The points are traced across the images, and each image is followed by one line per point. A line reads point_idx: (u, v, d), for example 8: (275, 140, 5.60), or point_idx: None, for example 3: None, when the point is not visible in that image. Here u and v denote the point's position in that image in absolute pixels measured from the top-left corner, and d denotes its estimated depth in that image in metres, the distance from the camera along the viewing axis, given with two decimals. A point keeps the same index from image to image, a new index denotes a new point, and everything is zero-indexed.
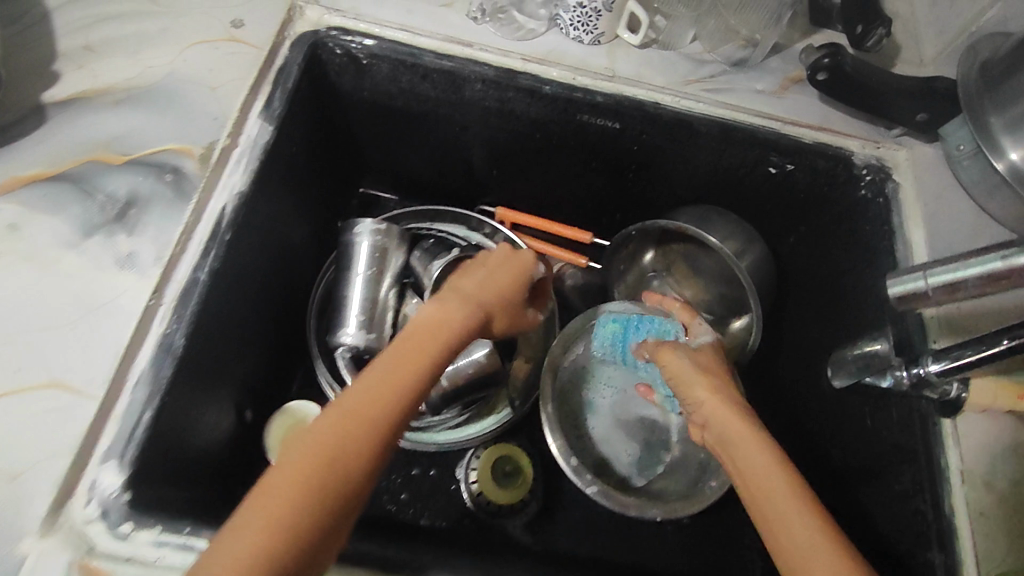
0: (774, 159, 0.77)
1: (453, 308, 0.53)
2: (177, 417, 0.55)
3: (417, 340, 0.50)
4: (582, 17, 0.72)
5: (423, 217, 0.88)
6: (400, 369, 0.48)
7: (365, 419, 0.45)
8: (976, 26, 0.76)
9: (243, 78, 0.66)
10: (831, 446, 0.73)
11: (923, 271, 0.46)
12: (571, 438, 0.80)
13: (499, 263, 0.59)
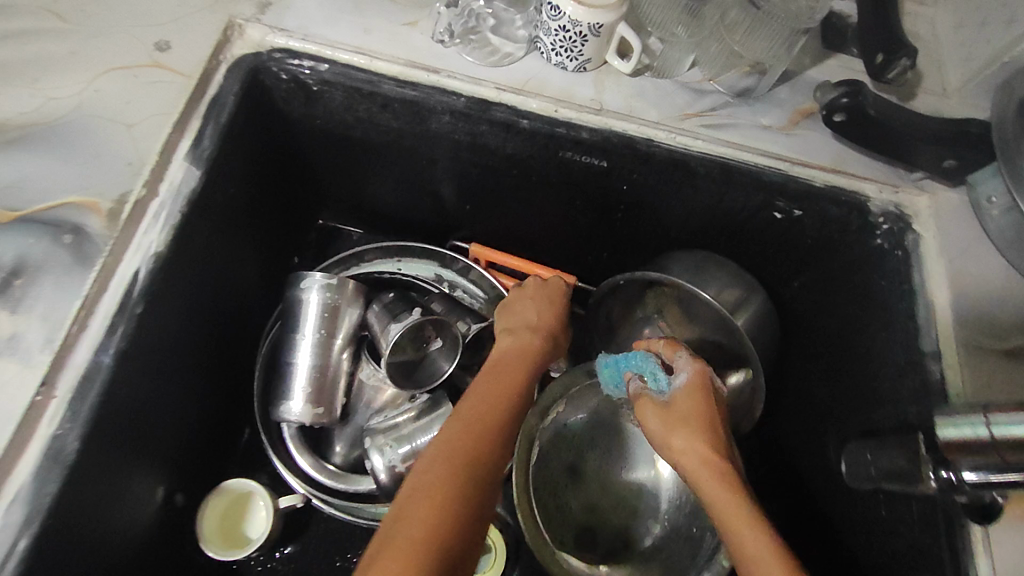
0: (780, 205, 0.68)
1: (530, 332, 0.66)
2: (74, 526, 0.47)
3: (509, 366, 0.61)
4: (565, 42, 0.63)
5: (388, 255, 0.78)
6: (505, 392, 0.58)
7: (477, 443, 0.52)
8: (1010, 56, 0.67)
9: (167, 113, 0.56)
10: (845, 528, 0.68)
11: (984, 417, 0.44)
12: (554, 511, 0.74)
13: (542, 292, 0.72)
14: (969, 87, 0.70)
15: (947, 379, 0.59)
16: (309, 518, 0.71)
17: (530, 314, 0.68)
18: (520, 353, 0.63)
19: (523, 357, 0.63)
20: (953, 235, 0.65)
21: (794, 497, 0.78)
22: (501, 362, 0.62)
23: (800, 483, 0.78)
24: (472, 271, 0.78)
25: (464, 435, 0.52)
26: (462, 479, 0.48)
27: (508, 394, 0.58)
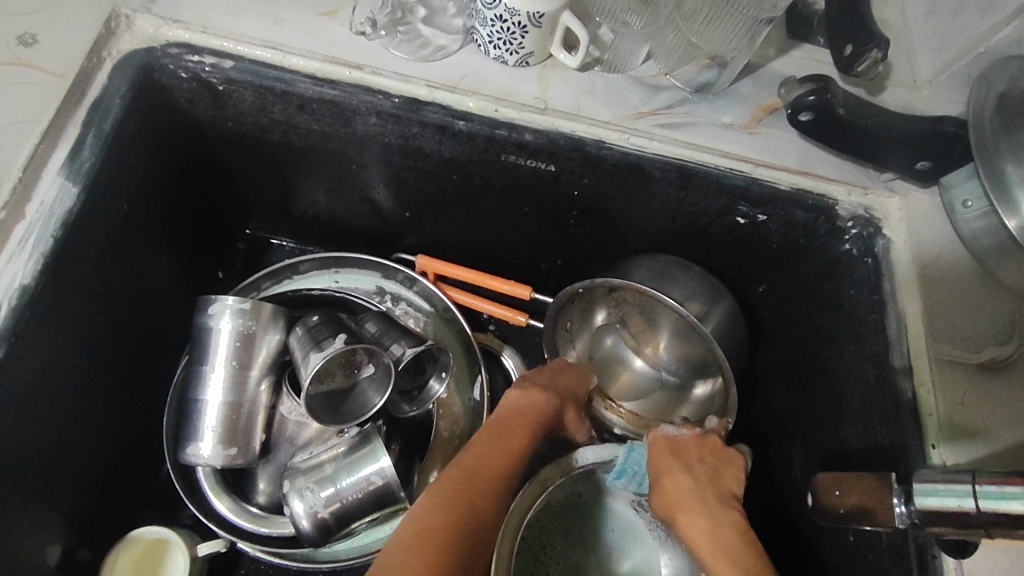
0: (743, 210, 0.63)
1: (537, 396, 0.64)
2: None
3: (523, 424, 0.61)
4: (503, 33, 0.56)
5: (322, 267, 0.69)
6: (501, 443, 0.58)
7: (479, 504, 0.52)
8: (986, 47, 0.62)
9: (35, 124, 0.48)
10: (821, 551, 0.63)
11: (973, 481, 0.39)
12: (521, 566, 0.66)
13: (570, 373, 0.70)
14: (942, 79, 0.66)
15: (918, 398, 0.55)
16: (234, 562, 0.62)
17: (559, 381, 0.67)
18: (520, 412, 0.62)
19: (538, 419, 0.62)
20: (926, 239, 0.61)
21: (762, 514, 0.73)
22: (511, 421, 0.61)
23: (773, 500, 0.73)
24: (416, 283, 0.71)
25: (467, 493, 0.52)
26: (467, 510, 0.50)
27: (515, 460, 0.58)
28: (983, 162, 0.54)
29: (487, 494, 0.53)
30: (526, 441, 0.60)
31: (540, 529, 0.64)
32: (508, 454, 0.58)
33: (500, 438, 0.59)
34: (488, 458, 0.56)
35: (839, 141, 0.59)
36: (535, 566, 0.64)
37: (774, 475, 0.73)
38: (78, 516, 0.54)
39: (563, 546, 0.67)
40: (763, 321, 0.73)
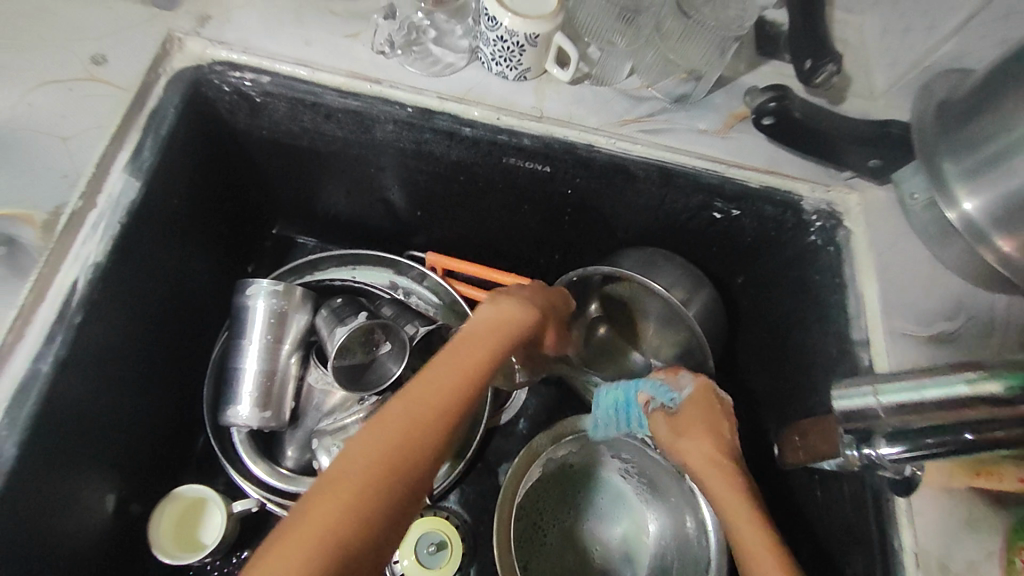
0: (719, 205, 0.71)
1: (510, 308, 0.57)
2: (10, 538, 0.47)
3: (485, 344, 0.53)
4: (504, 52, 0.64)
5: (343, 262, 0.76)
6: (445, 383, 0.48)
7: (430, 423, 0.45)
8: (929, 61, 0.70)
9: (103, 126, 0.56)
10: (794, 512, 0.72)
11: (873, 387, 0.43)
12: (527, 528, 0.74)
13: (548, 291, 0.64)
14: (894, 90, 0.74)
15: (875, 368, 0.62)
16: (264, 519, 0.69)
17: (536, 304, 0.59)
18: (486, 330, 0.54)
19: (509, 335, 0.55)
20: (881, 229, 0.68)
21: None
22: (470, 344, 0.52)
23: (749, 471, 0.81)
24: (427, 278, 0.77)
25: (416, 419, 0.45)
26: (398, 469, 0.43)
27: (478, 377, 0.50)
28: (926, 162, 0.62)
29: (441, 413, 0.46)
30: (488, 360, 0.52)
31: (537, 495, 0.75)
32: (466, 373, 0.50)
33: (455, 360, 0.50)
34: (441, 383, 0.48)
35: (800, 143, 0.67)
36: (534, 530, 0.75)
37: (755, 451, 0.79)
38: (125, 475, 0.61)
39: (558, 513, 0.76)
40: (742, 310, 0.81)
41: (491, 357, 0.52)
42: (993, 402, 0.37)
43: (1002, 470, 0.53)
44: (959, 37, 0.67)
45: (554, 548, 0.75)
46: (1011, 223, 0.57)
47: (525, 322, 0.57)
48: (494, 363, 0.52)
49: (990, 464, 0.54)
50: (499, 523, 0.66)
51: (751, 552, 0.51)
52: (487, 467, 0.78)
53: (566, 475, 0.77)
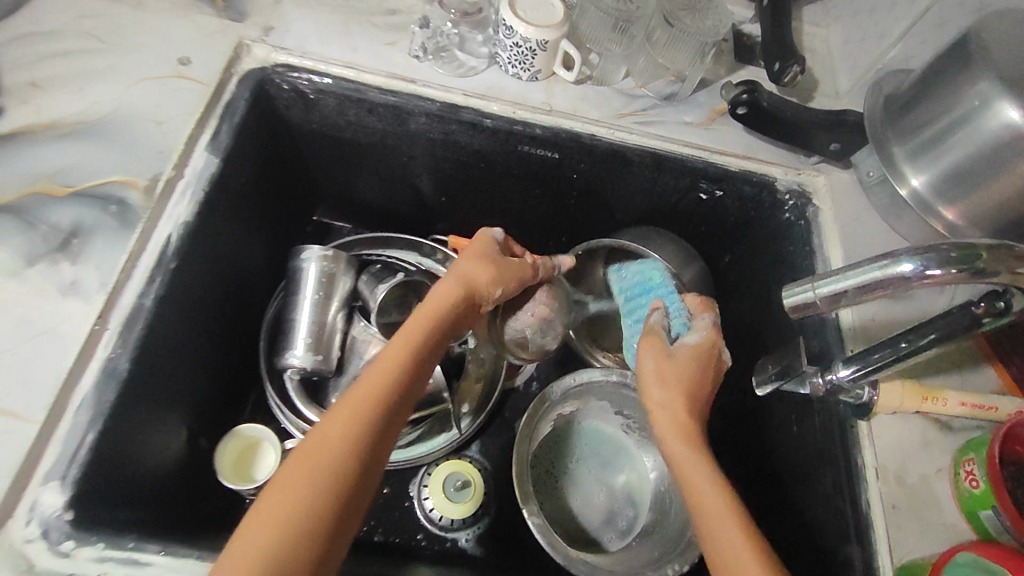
0: (704, 186, 0.82)
1: (449, 282, 0.63)
2: (117, 441, 0.56)
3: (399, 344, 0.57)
4: (519, 56, 0.77)
5: (376, 243, 0.86)
6: (389, 364, 0.55)
7: (348, 430, 0.50)
8: (881, 64, 0.82)
9: (190, 113, 0.67)
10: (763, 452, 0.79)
11: (812, 283, 0.45)
12: (541, 475, 0.84)
13: (488, 248, 0.69)
14: (854, 90, 0.86)
15: (840, 319, 0.71)
16: None
17: (458, 287, 0.63)
18: (430, 311, 0.61)
19: (424, 327, 0.59)
20: (843, 205, 0.80)
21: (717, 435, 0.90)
22: (385, 348, 0.57)
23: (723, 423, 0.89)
24: (449, 260, 0.85)
25: (337, 429, 0.50)
26: (344, 440, 0.50)
27: (394, 379, 0.55)
28: (878, 147, 0.72)
29: (359, 418, 0.51)
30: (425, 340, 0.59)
31: (549, 445, 0.86)
32: (380, 378, 0.54)
33: (380, 361, 0.55)
34: (359, 391, 0.53)
35: (771, 131, 0.78)
36: (547, 476, 0.84)
37: (731, 411, 0.87)
38: (197, 412, 0.72)
39: (567, 462, 0.86)
40: (730, 285, 0.91)
41: (404, 358, 0.56)
42: (904, 279, 0.41)
43: (945, 395, 0.63)
44: (904, 43, 0.79)
45: (565, 492, 0.84)
46: (954, 193, 0.66)
47: (441, 309, 0.61)
48: (409, 361, 0.57)
49: (936, 391, 0.63)
50: (519, 453, 0.77)
51: (710, 506, 0.52)
52: (502, 423, 0.88)
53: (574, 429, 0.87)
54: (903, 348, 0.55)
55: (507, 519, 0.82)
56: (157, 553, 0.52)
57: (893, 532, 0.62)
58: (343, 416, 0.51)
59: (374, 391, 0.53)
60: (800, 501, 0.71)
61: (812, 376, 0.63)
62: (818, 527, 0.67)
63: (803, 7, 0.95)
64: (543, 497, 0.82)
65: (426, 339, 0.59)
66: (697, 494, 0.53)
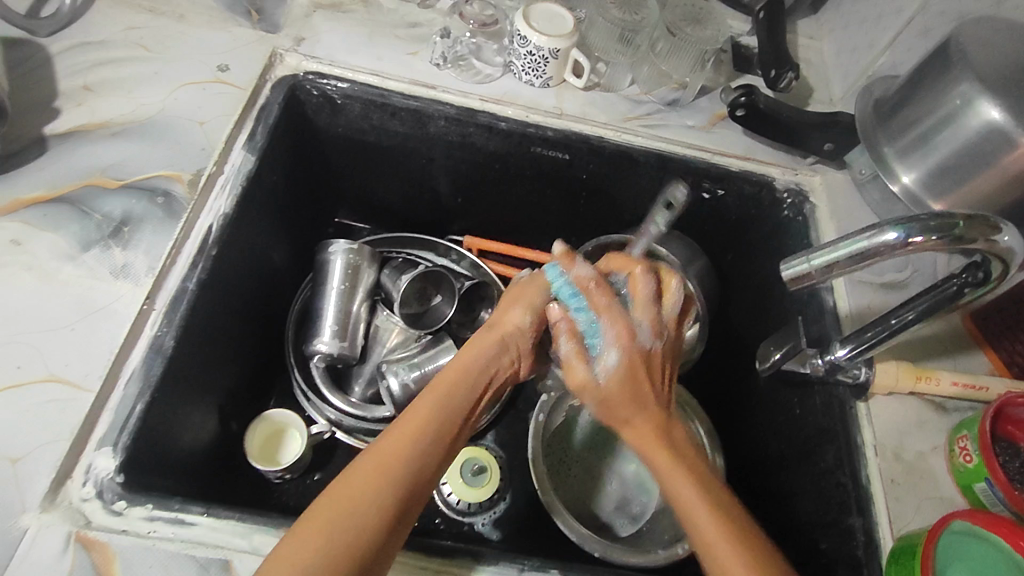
0: (706, 186, 0.86)
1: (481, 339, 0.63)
2: (161, 420, 0.59)
3: (429, 397, 0.57)
4: (532, 64, 0.82)
5: (392, 242, 0.89)
6: (422, 418, 0.54)
7: (373, 483, 0.49)
8: (873, 71, 0.87)
9: (228, 114, 0.73)
10: (766, 436, 0.81)
11: (806, 256, 0.49)
12: (554, 462, 0.86)
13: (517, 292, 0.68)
14: (848, 96, 0.91)
15: (837, 306, 0.75)
16: (335, 443, 0.80)
17: (489, 332, 0.64)
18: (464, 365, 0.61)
19: (457, 380, 0.59)
20: (840, 201, 0.84)
21: (720, 423, 0.92)
22: (416, 402, 0.56)
23: (725, 411, 0.91)
24: (464, 259, 0.90)
25: (369, 473, 0.49)
26: (370, 495, 0.48)
27: (423, 435, 0.53)
28: (869, 147, 0.76)
29: (385, 472, 0.50)
30: (458, 395, 0.58)
31: (561, 434, 0.87)
32: (409, 431, 0.53)
33: (409, 415, 0.55)
34: (396, 436, 0.53)
35: (769, 132, 0.83)
36: (560, 464, 0.86)
37: (736, 400, 0.89)
38: (228, 396, 0.74)
39: (578, 449, 0.87)
40: (731, 282, 0.94)
41: (434, 413, 0.55)
42: (891, 245, 0.47)
43: (938, 375, 0.67)
44: (893, 51, 0.84)
45: (578, 479, 0.86)
46: (942, 187, 0.69)
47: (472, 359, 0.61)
48: (440, 416, 0.56)
49: (929, 371, 0.67)
50: (534, 436, 0.80)
51: (686, 512, 0.54)
52: (515, 413, 0.91)
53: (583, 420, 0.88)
54: (892, 326, 0.60)
55: (521, 505, 0.84)
56: (203, 514, 0.53)
57: (892, 505, 0.63)
58: (368, 468, 0.50)
59: (404, 444, 0.52)
60: (803, 479, 0.73)
61: (812, 359, 0.68)
62: (824, 503, 0.69)
63: (798, 21, 1.01)
64: (559, 485, 0.84)
65: (460, 392, 0.58)
66: (677, 496, 0.55)
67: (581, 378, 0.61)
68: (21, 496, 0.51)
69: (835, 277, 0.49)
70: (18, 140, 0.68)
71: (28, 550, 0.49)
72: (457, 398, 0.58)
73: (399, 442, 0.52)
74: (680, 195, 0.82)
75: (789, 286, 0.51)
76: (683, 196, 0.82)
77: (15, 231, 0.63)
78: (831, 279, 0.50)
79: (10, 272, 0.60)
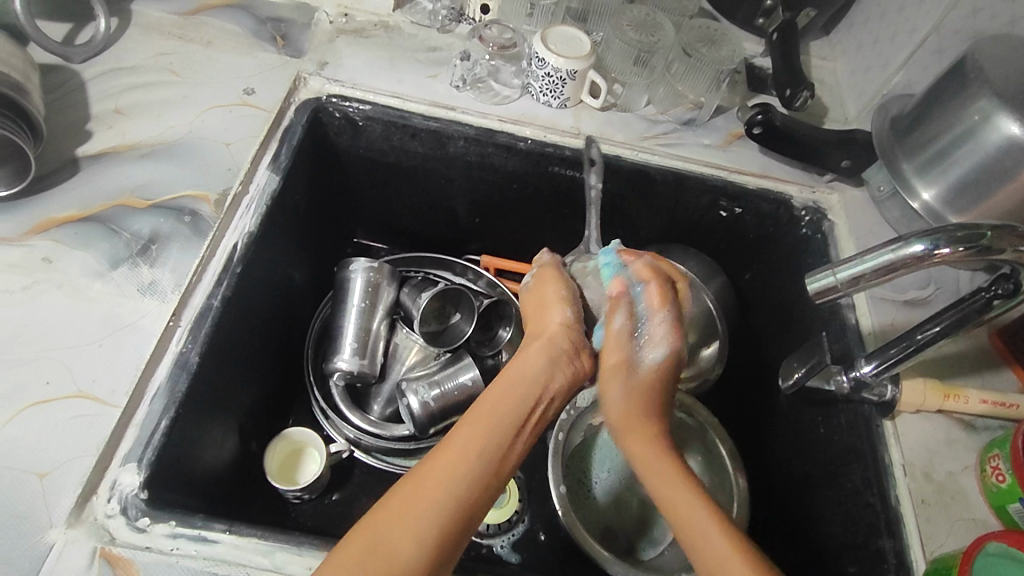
0: (724, 204, 0.86)
1: (524, 361, 0.61)
2: (186, 437, 0.59)
3: (467, 424, 0.55)
4: (551, 85, 0.83)
5: (411, 262, 0.89)
6: (458, 449, 0.53)
7: (401, 522, 0.48)
8: (887, 89, 0.88)
9: (253, 136, 0.75)
10: (791, 457, 0.80)
11: (831, 268, 0.49)
12: (574, 484, 0.84)
13: (539, 287, 0.69)
14: (863, 115, 0.91)
15: (860, 323, 0.74)
16: (353, 464, 0.80)
17: (534, 340, 0.64)
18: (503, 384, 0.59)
19: (508, 395, 0.58)
20: (858, 218, 0.83)
21: (742, 444, 0.91)
22: (463, 421, 0.55)
23: (747, 432, 0.90)
24: (482, 279, 0.90)
25: (394, 512, 0.49)
26: (395, 532, 0.47)
27: (471, 455, 0.52)
28: (887, 164, 0.76)
29: (427, 500, 0.49)
30: (496, 419, 0.55)
31: (581, 456, 0.86)
32: (455, 453, 0.52)
33: (445, 444, 0.53)
34: (429, 471, 0.51)
35: (786, 150, 0.84)
36: (580, 485, 0.84)
37: (759, 419, 0.87)
38: (248, 414, 0.74)
39: (599, 472, 0.86)
40: (749, 302, 0.93)
41: (470, 442, 0.53)
42: (918, 257, 0.46)
43: (966, 393, 0.66)
44: (908, 70, 0.85)
45: (598, 500, 0.84)
46: (963, 203, 0.69)
47: (521, 370, 0.60)
48: (477, 446, 0.53)
49: (957, 389, 0.66)
50: (554, 454, 0.79)
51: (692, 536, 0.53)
52: (533, 433, 0.90)
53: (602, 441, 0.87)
54: (917, 341, 0.59)
55: (540, 526, 0.83)
56: (225, 531, 0.53)
57: (923, 527, 0.62)
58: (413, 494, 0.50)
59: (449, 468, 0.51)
60: (829, 500, 0.71)
61: (838, 376, 0.68)
62: (851, 524, 0.67)
63: (811, 43, 1.02)
64: (580, 507, 0.82)
65: (503, 413, 0.56)
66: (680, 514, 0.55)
67: (615, 359, 0.66)
68: (48, 511, 0.51)
69: (862, 289, 0.49)
70: (51, 162, 0.70)
71: (56, 564, 0.49)
72: (509, 415, 0.56)
73: (428, 480, 0.51)
74: (592, 183, 0.83)
75: (813, 299, 0.51)
76: (598, 180, 0.83)
77: (46, 249, 0.64)
78: (857, 291, 0.50)
79: (42, 289, 0.62)
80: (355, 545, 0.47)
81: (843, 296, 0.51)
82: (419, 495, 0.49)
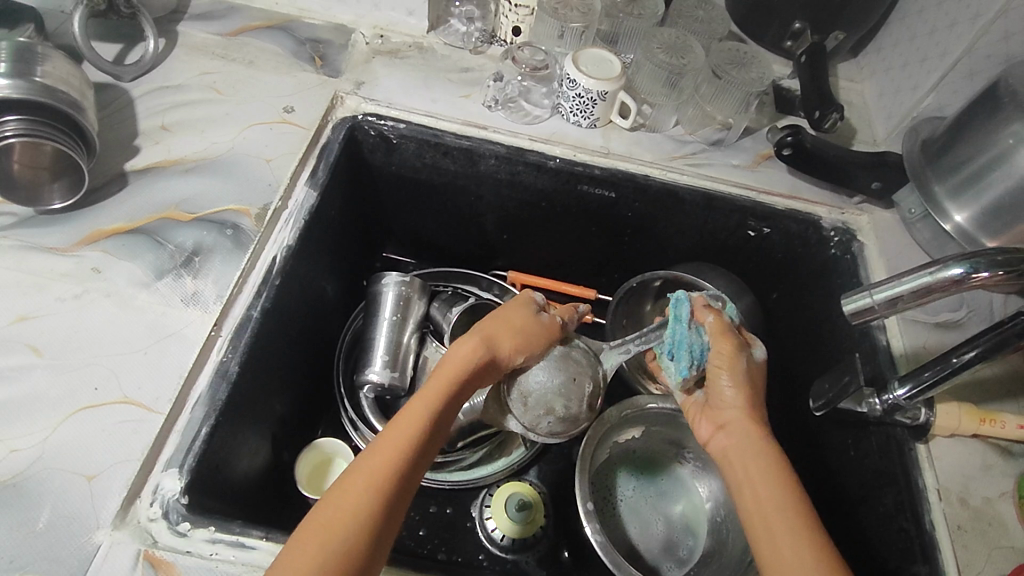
0: (752, 224, 0.87)
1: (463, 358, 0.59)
2: (223, 445, 0.61)
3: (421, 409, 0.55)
4: (581, 105, 0.85)
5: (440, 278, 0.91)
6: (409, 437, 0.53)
7: (361, 498, 0.49)
8: (917, 112, 0.88)
9: (293, 153, 0.77)
10: (821, 480, 0.79)
11: (868, 289, 0.49)
12: (600, 502, 0.84)
13: (525, 322, 0.64)
14: (893, 137, 0.92)
15: (891, 345, 0.73)
16: None
17: (474, 350, 0.59)
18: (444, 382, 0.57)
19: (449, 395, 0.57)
20: (888, 240, 0.83)
21: None
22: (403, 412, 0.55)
23: None
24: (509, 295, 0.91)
25: (352, 489, 0.49)
26: (357, 509, 0.48)
27: (418, 436, 0.53)
28: (919, 185, 0.76)
29: (380, 485, 0.50)
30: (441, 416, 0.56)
31: (607, 474, 0.86)
32: (402, 440, 0.52)
33: (401, 421, 0.54)
34: (388, 447, 0.52)
35: (816, 172, 0.84)
36: (604, 503, 0.84)
37: (789, 442, 0.86)
38: (281, 424, 0.75)
39: (623, 491, 0.86)
40: (775, 324, 0.93)
41: (422, 425, 0.54)
42: (955, 280, 0.46)
43: (1002, 418, 0.65)
44: (938, 92, 0.85)
45: (624, 519, 0.83)
46: (996, 226, 0.69)
47: (453, 377, 0.57)
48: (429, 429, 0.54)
49: (993, 414, 0.65)
50: (580, 470, 0.75)
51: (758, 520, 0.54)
52: (559, 449, 0.90)
53: (627, 461, 0.87)
54: (951, 365, 0.59)
55: (564, 543, 0.81)
56: (262, 538, 0.54)
57: (960, 552, 0.61)
58: (365, 475, 0.50)
59: (396, 452, 0.52)
60: (862, 524, 0.70)
61: (870, 399, 0.67)
62: (885, 548, 0.66)
63: (839, 64, 1.02)
64: (606, 526, 0.82)
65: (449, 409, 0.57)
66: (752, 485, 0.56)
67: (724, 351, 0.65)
68: (94, 513, 0.52)
69: (899, 311, 0.49)
70: (100, 176, 0.73)
71: (102, 563, 0.50)
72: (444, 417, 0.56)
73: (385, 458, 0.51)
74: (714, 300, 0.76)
75: (850, 322, 0.51)
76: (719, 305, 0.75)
77: (95, 259, 0.66)
78: (894, 313, 0.50)
79: (91, 297, 0.64)
80: (317, 519, 0.48)
81: (880, 316, 0.51)
82: (368, 480, 0.50)
